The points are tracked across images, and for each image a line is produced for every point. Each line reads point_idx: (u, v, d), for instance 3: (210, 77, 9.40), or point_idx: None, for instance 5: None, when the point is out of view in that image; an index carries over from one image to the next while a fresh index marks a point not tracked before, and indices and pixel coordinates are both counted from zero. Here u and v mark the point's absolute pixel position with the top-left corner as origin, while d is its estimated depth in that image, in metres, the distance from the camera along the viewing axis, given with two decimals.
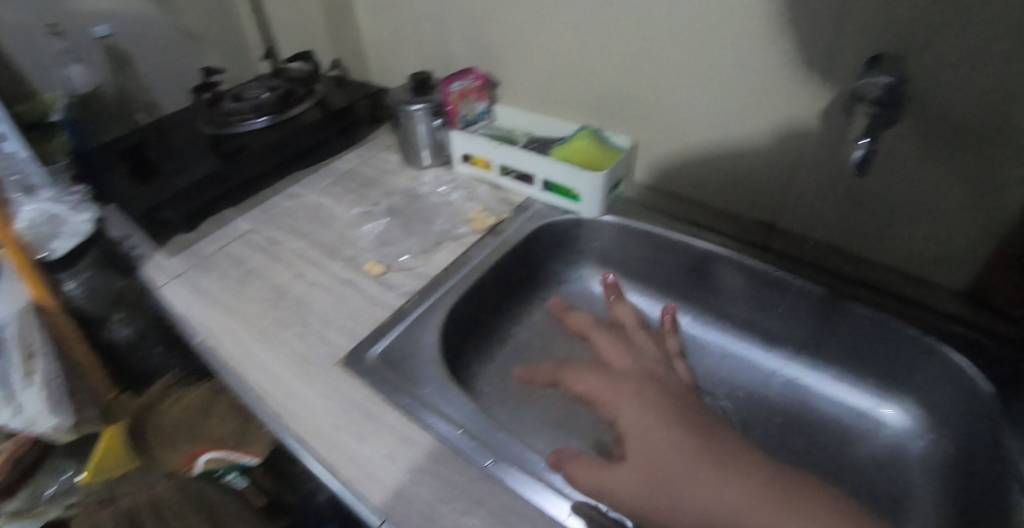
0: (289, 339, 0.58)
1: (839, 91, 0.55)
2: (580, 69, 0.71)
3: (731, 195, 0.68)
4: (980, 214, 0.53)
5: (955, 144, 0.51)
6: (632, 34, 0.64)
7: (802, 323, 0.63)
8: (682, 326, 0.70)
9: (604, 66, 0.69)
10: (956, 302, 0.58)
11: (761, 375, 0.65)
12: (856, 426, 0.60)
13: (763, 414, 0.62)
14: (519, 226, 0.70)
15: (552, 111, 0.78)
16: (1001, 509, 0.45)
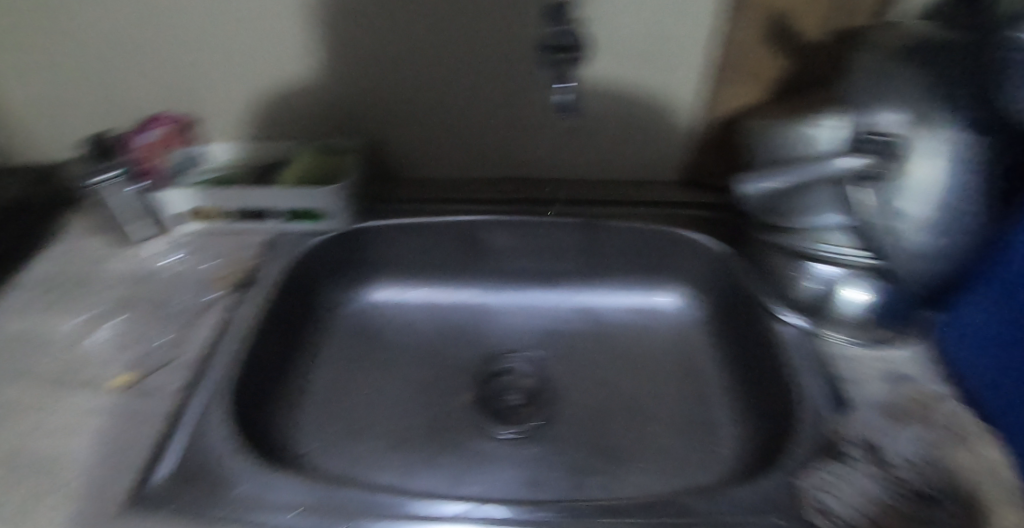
0: (21, 513, 0.42)
1: (535, 40, 0.61)
2: (292, 83, 0.67)
3: (477, 161, 0.71)
4: (669, 114, 0.65)
5: (635, 62, 0.61)
6: (339, 29, 0.62)
7: (574, 255, 0.67)
8: (473, 300, 0.69)
9: (318, 66, 0.65)
10: (675, 191, 0.69)
11: (556, 313, 0.68)
12: (643, 323, 0.67)
13: (570, 346, 0.65)
14: (276, 266, 0.63)
15: (273, 130, 0.71)
16: (772, 338, 0.56)
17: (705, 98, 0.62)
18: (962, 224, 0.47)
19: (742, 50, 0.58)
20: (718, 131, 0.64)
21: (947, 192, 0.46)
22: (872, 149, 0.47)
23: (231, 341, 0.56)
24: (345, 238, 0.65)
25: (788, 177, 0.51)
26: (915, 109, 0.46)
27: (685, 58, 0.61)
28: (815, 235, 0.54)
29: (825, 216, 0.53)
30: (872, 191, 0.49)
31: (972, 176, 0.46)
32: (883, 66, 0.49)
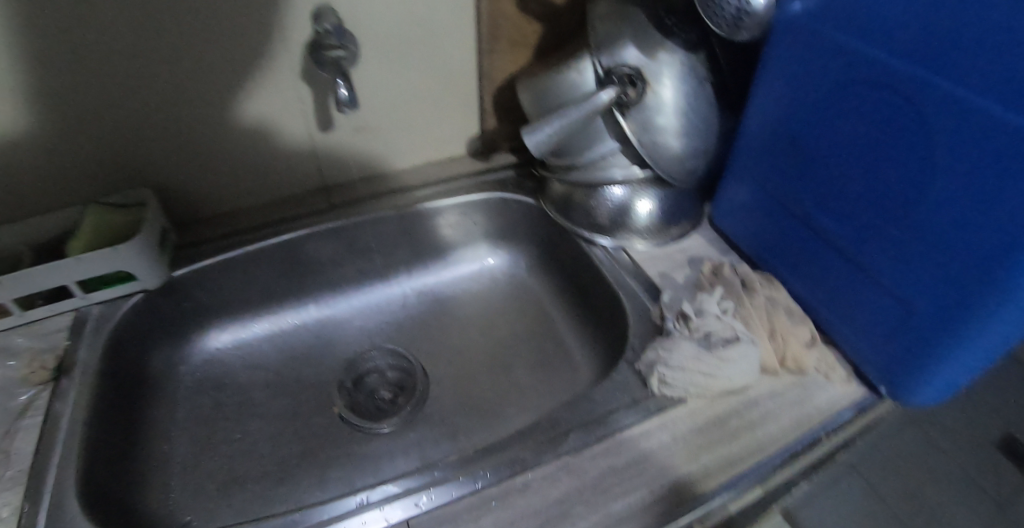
0: None
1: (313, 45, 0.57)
2: (24, 148, 0.54)
3: (275, 180, 0.67)
4: (452, 92, 0.69)
5: (411, 51, 0.63)
6: (65, 66, 0.51)
7: (401, 245, 0.71)
8: (316, 315, 0.70)
9: (47, 116, 0.53)
10: (475, 160, 0.75)
11: (392, 299, 0.72)
12: (479, 286, 0.73)
13: (420, 329, 0.70)
14: (88, 346, 0.57)
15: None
16: (587, 266, 0.65)
17: (482, 68, 0.67)
18: (702, 128, 0.60)
19: (504, 17, 0.63)
20: (501, 99, 0.71)
21: (675, 100, 0.58)
22: (615, 80, 0.56)
23: (64, 437, 0.50)
24: (156, 295, 0.61)
25: (559, 122, 0.57)
26: (646, 44, 0.56)
27: (456, 40, 0.65)
28: (597, 164, 0.63)
29: (602, 144, 0.61)
30: (625, 115, 0.58)
31: (690, 84, 0.58)
32: (618, 12, 0.57)
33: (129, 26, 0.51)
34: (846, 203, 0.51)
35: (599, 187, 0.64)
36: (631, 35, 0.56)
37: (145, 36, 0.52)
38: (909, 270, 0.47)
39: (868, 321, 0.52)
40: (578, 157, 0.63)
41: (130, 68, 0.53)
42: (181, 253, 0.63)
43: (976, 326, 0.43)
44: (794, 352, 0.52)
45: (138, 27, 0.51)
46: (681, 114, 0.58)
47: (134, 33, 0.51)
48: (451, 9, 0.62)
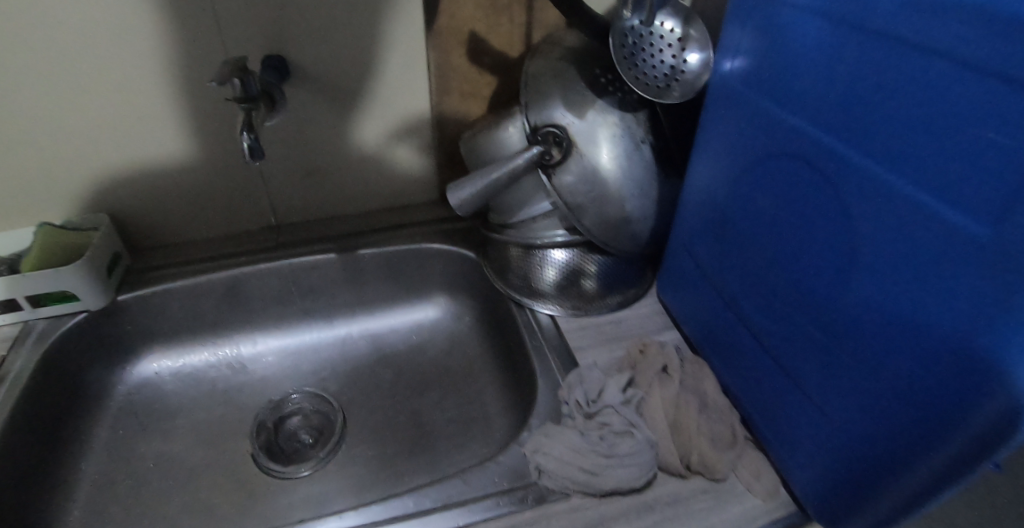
0: None
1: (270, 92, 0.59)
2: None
3: (228, 214, 0.70)
4: (405, 140, 0.69)
5: (361, 100, 0.64)
6: (31, 94, 0.57)
7: (344, 288, 0.70)
8: (253, 351, 0.70)
9: (16, 138, 0.59)
10: (431, 209, 0.74)
11: (325, 340, 0.71)
12: (419, 338, 0.71)
13: (351, 375, 0.69)
14: (24, 358, 0.60)
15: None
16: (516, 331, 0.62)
17: (434, 119, 0.67)
18: (640, 195, 0.56)
19: (454, 70, 0.64)
20: (456, 150, 0.70)
21: (606, 164, 0.54)
22: (539, 138, 0.53)
23: None
24: (98, 315, 0.64)
25: (482, 180, 0.55)
26: (575, 102, 0.54)
27: (407, 91, 0.65)
28: (532, 226, 0.60)
29: (534, 206, 0.58)
30: (549, 175, 0.55)
31: (625, 147, 0.54)
32: (551, 68, 0.56)
33: (88, 61, 0.56)
34: (772, 291, 0.46)
35: (536, 249, 0.61)
36: (559, 92, 0.54)
37: (101, 70, 0.57)
38: (839, 377, 0.40)
39: (793, 427, 0.46)
40: (510, 217, 0.60)
41: (90, 100, 0.58)
42: (129, 276, 0.67)
43: (907, 455, 0.35)
44: (699, 453, 0.46)
45: (94, 62, 0.56)
46: (614, 178, 0.55)
47: (90, 67, 0.56)
48: (401, 61, 0.63)
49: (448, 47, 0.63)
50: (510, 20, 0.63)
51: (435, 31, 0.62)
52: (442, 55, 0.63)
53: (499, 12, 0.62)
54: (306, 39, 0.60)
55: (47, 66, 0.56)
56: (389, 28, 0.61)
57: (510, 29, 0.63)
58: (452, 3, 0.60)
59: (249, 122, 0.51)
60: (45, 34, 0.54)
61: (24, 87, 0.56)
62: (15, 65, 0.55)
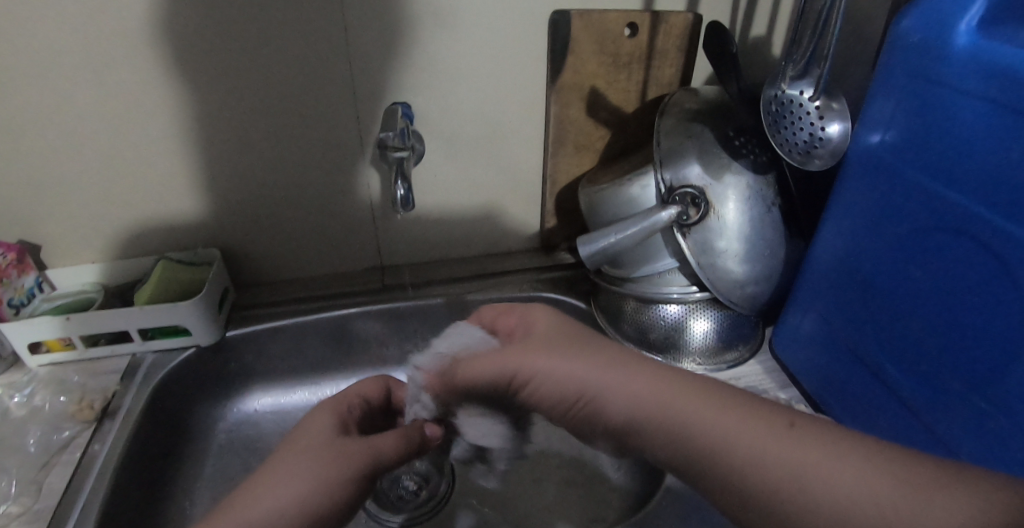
0: None
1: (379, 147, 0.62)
2: (125, 198, 0.62)
3: (335, 253, 0.71)
4: (515, 188, 0.70)
5: (478, 149, 0.66)
6: (170, 135, 0.59)
7: None
8: None
9: (150, 171, 0.61)
10: (532, 257, 0.75)
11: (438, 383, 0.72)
12: None
13: None
14: (136, 392, 0.60)
15: (100, 247, 0.66)
16: None
17: (548, 169, 0.68)
18: (768, 255, 0.57)
19: (572, 122, 0.66)
20: (565, 200, 0.71)
21: (739, 224, 0.56)
22: (677, 198, 0.55)
23: (96, 476, 0.53)
24: (207, 351, 0.65)
25: (615, 235, 0.56)
26: (711, 165, 0.56)
27: (524, 143, 0.67)
28: (653, 280, 0.61)
29: (660, 261, 0.59)
30: (685, 236, 0.56)
31: (758, 209, 0.56)
32: (682, 129, 0.58)
33: (225, 104, 0.59)
34: (919, 353, 0.49)
35: (652, 304, 0.62)
36: (695, 150, 0.56)
37: (236, 112, 0.59)
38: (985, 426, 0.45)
39: None
40: (628, 272, 0.61)
41: (224, 138, 0.61)
42: (236, 314, 0.68)
43: None
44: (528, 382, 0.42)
45: (236, 103, 0.59)
46: (746, 239, 0.56)
47: (231, 108, 0.59)
48: (521, 115, 0.65)
49: (570, 103, 0.65)
50: (628, 77, 0.65)
51: (560, 87, 0.64)
52: (563, 108, 0.65)
53: (619, 70, 0.65)
54: (434, 89, 0.62)
55: (188, 108, 0.58)
56: (515, 83, 0.63)
57: (627, 86, 0.66)
58: (576, 60, 0.63)
59: (399, 167, 0.52)
60: (192, 77, 0.57)
61: (164, 129, 0.59)
62: (159, 106, 0.58)
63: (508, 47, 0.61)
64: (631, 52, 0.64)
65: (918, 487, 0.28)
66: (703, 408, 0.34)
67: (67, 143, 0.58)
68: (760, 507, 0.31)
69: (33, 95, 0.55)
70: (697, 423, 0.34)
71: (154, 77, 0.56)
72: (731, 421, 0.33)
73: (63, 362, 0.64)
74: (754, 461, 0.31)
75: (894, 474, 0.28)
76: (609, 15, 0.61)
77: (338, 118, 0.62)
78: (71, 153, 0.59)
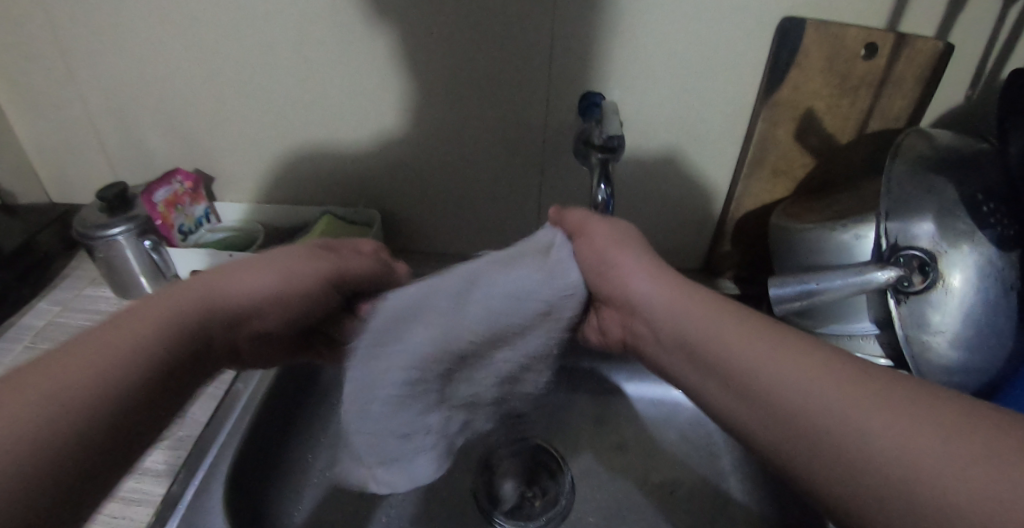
0: None
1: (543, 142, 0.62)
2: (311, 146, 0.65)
3: (490, 235, 0.70)
4: (690, 204, 0.66)
5: (659, 158, 0.63)
6: (352, 92, 0.60)
7: None
8: None
9: (331, 119, 0.63)
10: (690, 276, 0.71)
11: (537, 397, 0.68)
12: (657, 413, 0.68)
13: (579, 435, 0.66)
14: None
15: (283, 188, 0.70)
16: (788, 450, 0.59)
17: (733, 191, 0.63)
18: (992, 343, 0.49)
19: (775, 144, 0.60)
20: (747, 227, 0.66)
21: (967, 304, 0.48)
22: (900, 261, 0.48)
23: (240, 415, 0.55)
24: None
25: (818, 282, 0.50)
26: (945, 226, 0.49)
27: (712, 158, 0.62)
28: (840, 339, 0.55)
29: (853, 322, 0.53)
30: (897, 300, 0.50)
31: (995, 291, 0.48)
32: (919, 179, 0.51)
33: (406, 71, 0.58)
34: None
35: None
36: (933, 208, 0.49)
37: (415, 77, 0.59)
38: None
39: None
40: (810, 323, 0.56)
41: (406, 97, 0.60)
42: None
43: None
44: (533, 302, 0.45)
45: (426, 65, 0.58)
46: (971, 322, 0.49)
47: (420, 68, 0.58)
48: (717, 129, 0.60)
49: (780, 122, 0.59)
50: (852, 104, 0.58)
51: (772, 104, 0.58)
52: (768, 126, 0.59)
53: (843, 94, 0.57)
54: (631, 86, 0.58)
55: (369, 71, 0.59)
56: (719, 96, 0.58)
57: (848, 114, 0.58)
58: (799, 76, 0.56)
59: (603, 167, 0.50)
60: (389, 32, 0.56)
61: (347, 87, 0.60)
62: (353, 57, 0.58)
63: (721, 55, 0.56)
64: (864, 76, 0.56)
65: (957, 431, 0.25)
66: (750, 352, 0.33)
67: (264, 88, 0.62)
68: (763, 396, 0.31)
69: (250, 32, 0.58)
70: (735, 360, 0.33)
71: (349, 35, 0.57)
72: (795, 363, 0.31)
73: None
74: (825, 433, 0.28)
75: (893, 397, 0.28)
76: (849, 30, 0.54)
77: (516, 99, 0.60)
78: (265, 96, 0.62)
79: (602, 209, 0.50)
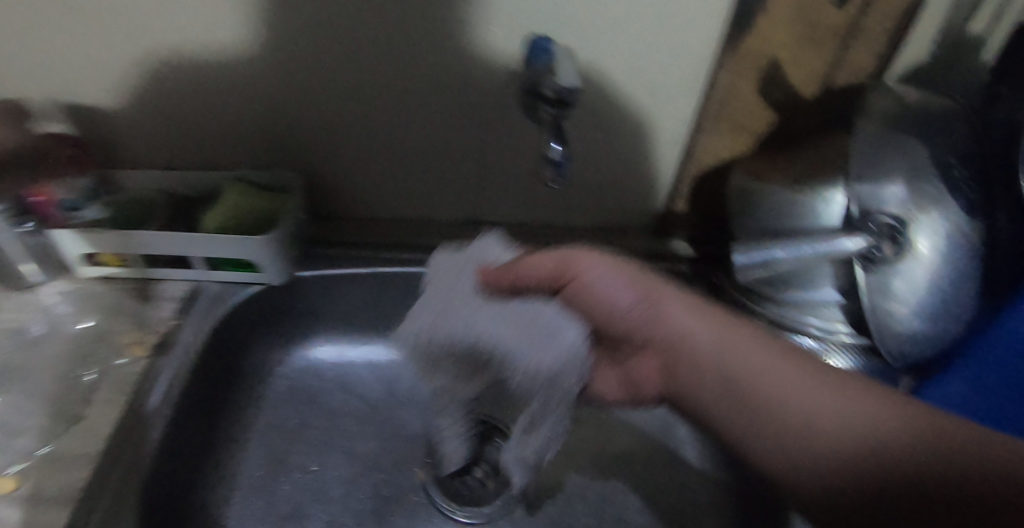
0: None
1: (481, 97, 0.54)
2: (208, 108, 0.55)
3: (428, 201, 0.63)
4: (644, 161, 0.60)
5: (613, 112, 0.56)
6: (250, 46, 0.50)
7: None
8: None
9: (226, 78, 0.52)
10: (645, 237, 0.66)
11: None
12: None
13: None
14: (193, 328, 0.55)
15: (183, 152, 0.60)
16: None
17: (692, 147, 0.58)
18: (955, 311, 0.47)
19: (737, 96, 0.54)
20: (704, 186, 0.61)
21: (933, 273, 0.46)
22: (871, 228, 0.45)
23: (146, 428, 0.48)
24: (276, 288, 0.59)
25: (786, 249, 0.47)
26: (915, 189, 0.45)
27: (670, 112, 0.56)
28: (800, 308, 0.52)
29: (818, 289, 0.50)
30: (864, 268, 0.47)
31: (961, 257, 0.46)
32: (888, 138, 0.47)
33: (313, 21, 0.48)
34: None
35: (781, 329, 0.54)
36: (905, 169, 0.46)
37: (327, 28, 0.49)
38: None
39: None
40: (773, 291, 0.53)
41: (314, 52, 0.50)
42: (309, 249, 0.62)
43: None
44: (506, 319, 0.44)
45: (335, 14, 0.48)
46: (935, 290, 0.46)
47: (328, 17, 0.48)
48: (677, 79, 0.54)
49: (744, 71, 0.52)
50: (821, 52, 0.52)
51: (737, 52, 0.51)
52: (731, 78, 0.53)
53: (813, 40, 0.51)
54: (580, 32, 0.50)
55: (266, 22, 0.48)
56: (679, 42, 0.51)
57: (815, 65, 0.53)
58: (767, 20, 0.49)
59: (556, 125, 0.46)
60: None
61: (239, 41, 0.49)
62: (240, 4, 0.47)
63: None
64: (834, 24, 0.50)
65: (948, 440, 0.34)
66: (788, 388, 0.41)
67: (133, 46, 0.50)
68: (682, 402, 0.47)
69: None
70: (771, 408, 0.41)
71: None
72: (821, 396, 0.39)
73: (116, 278, 0.58)
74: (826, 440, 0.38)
75: (915, 417, 0.36)
76: None
77: (446, 51, 0.51)
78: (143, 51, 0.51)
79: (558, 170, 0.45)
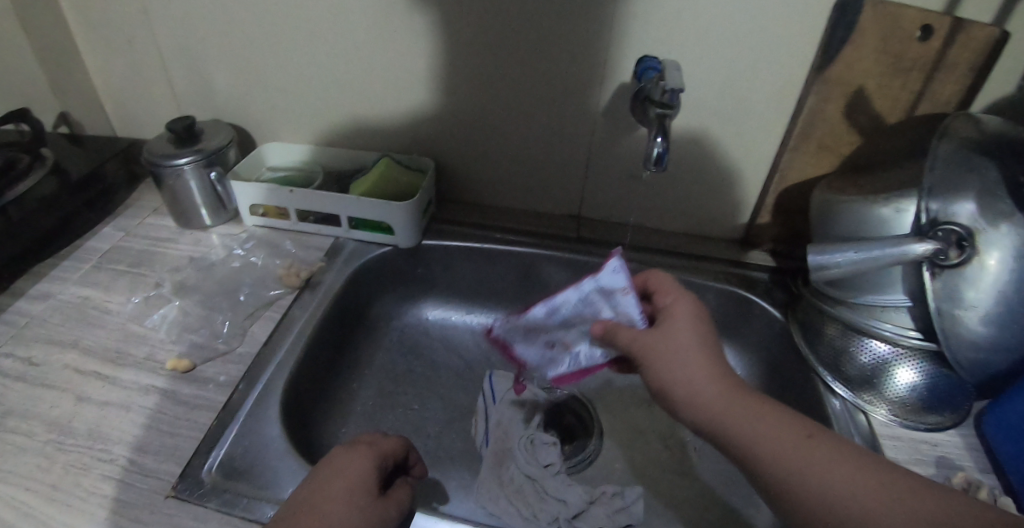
0: (90, 485, 0.46)
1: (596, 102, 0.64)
2: (375, 93, 0.69)
3: (538, 191, 0.73)
4: (731, 174, 0.68)
5: (707, 127, 0.65)
6: (411, 46, 0.64)
7: None
8: None
9: (393, 67, 0.66)
10: (729, 247, 0.73)
11: (568, 316, 0.55)
12: None
13: (605, 386, 0.69)
14: (336, 272, 0.66)
15: (346, 133, 0.74)
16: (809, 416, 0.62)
17: (778, 163, 0.65)
18: None
19: (823, 120, 0.62)
20: (787, 202, 0.68)
21: (1003, 284, 0.50)
22: (939, 234, 0.50)
23: (291, 340, 0.59)
24: (402, 251, 0.69)
25: (856, 251, 0.53)
26: (986, 205, 0.50)
27: (759, 131, 0.64)
28: (872, 311, 0.57)
29: (886, 294, 0.56)
30: (932, 273, 0.52)
31: None
32: (963, 159, 0.52)
33: (468, 25, 0.61)
34: None
35: (856, 333, 0.59)
36: (976, 187, 0.51)
37: (481, 31, 0.61)
38: None
39: None
40: (842, 294, 0.59)
41: (464, 51, 0.63)
42: (433, 224, 0.72)
43: None
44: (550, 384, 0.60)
45: (488, 20, 0.60)
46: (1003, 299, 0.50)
47: (483, 20, 0.60)
48: (767, 102, 0.62)
49: (830, 98, 0.60)
50: (903, 85, 0.59)
51: (825, 81, 0.59)
52: (817, 102, 0.60)
53: (895, 74, 0.58)
54: (685, 52, 0.60)
55: (426, 25, 0.62)
56: (771, 69, 0.60)
57: (899, 95, 0.59)
58: (853, 53, 0.57)
59: (663, 124, 0.52)
60: None
61: (412, 39, 0.63)
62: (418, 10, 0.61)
63: (778, 27, 0.57)
64: (917, 58, 0.57)
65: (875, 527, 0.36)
66: (812, 464, 0.39)
67: (332, 37, 0.65)
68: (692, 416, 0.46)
69: None
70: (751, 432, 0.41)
71: None
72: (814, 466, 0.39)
73: (277, 227, 0.72)
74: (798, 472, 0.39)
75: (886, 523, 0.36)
76: (907, 10, 0.54)
77: (569, 60, 0.62)
78: (328, 44, 0.66)
79: (658, 161, 0.52)
